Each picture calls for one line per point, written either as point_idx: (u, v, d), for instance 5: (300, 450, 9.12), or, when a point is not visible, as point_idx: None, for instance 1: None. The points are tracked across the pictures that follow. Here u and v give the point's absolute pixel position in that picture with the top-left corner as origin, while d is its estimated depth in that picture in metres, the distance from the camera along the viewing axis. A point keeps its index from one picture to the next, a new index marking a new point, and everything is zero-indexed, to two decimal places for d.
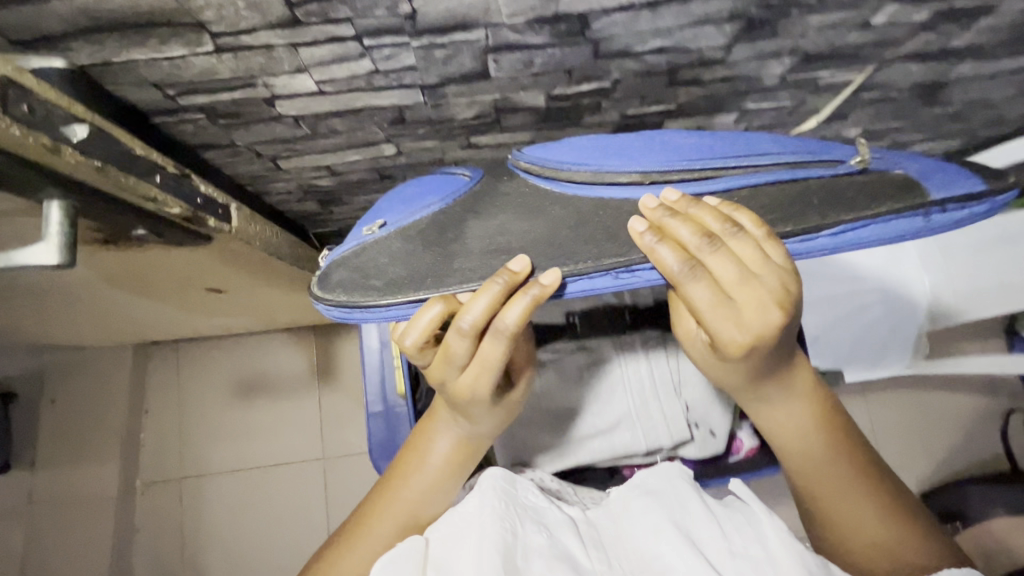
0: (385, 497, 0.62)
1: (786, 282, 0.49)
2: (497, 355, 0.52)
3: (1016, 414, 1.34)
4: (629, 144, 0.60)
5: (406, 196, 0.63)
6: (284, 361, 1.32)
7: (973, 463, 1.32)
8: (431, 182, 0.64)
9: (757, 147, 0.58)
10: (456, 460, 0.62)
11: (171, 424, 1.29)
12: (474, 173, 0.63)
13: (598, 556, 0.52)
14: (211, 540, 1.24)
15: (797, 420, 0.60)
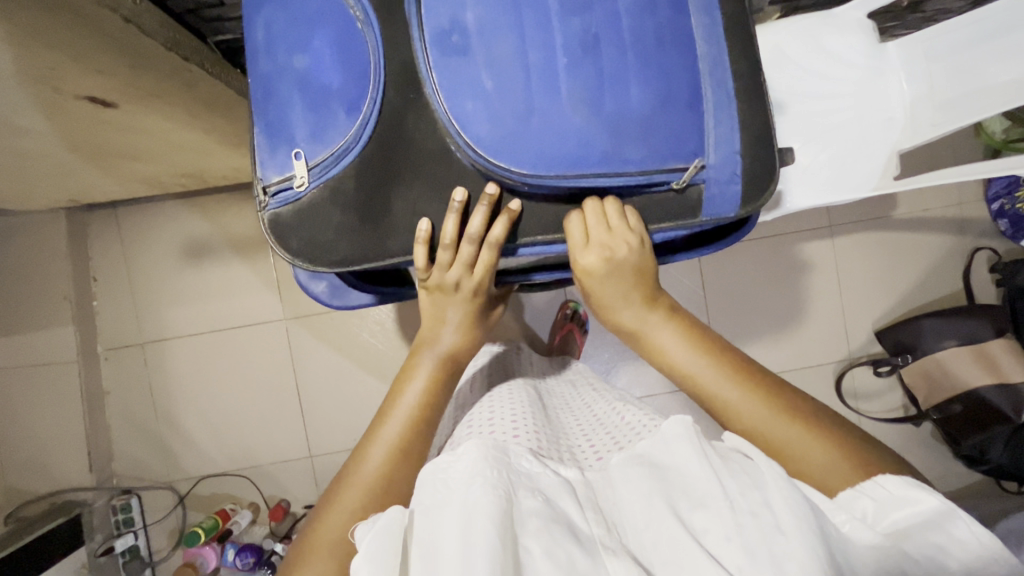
0: (373, 438, 0.58)
1: (622, 244, 0.58)
2: (491, 259, 0.58)
3: (982, 251, 1.33)
4: (523, 84, 0.52)
5: (303, 83, 0.54)
6: (229, 224, 1.25)
7: (930, 301, 1.35)
8: (325, 52, 0.54)
9: (625, 147, 0.54)
10: (437, 391, 0.61)
11: (122, 293, 1.26)
12: (366, 20, 0.53)
13: (595, 516, 0.50)
14: (180, 398, 1.27)
15: (665, 339, 0.62)
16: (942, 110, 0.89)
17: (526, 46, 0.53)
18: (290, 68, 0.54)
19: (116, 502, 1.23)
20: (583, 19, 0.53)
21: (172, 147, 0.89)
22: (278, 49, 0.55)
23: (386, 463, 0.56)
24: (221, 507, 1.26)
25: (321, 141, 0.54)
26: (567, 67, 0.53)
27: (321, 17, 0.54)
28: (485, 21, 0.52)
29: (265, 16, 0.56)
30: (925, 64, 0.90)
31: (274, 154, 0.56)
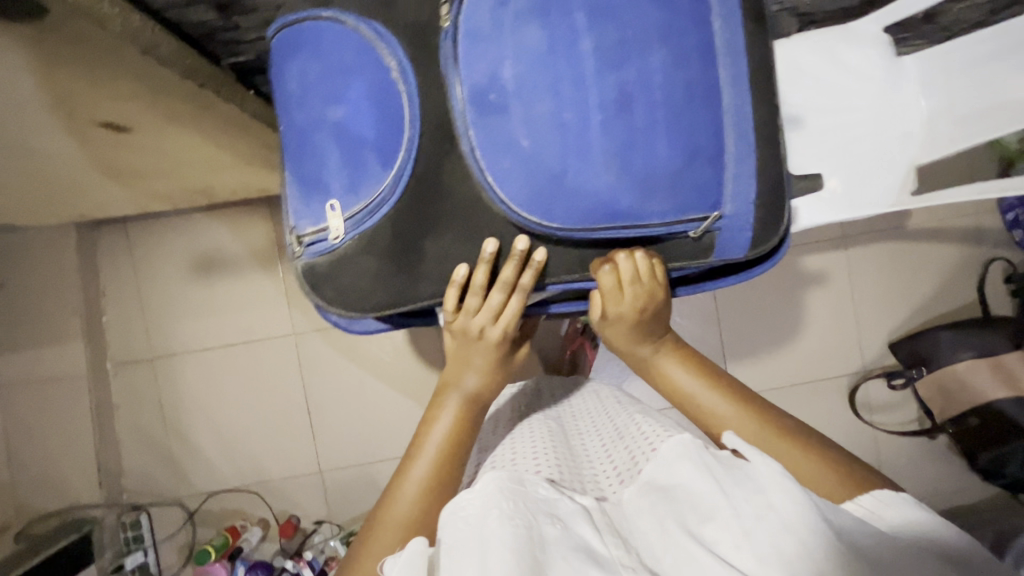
0: (398, 481, 0.57)
1: (651, 292, 0.58)
2: (519, 308, 0.58)
3: (996, 262, 1.32)
4: (558, 142, 0.52)
5: (338, 134, 0.54)
6: (239, 239, 1.24)
7: (945, 312, 1.33)
8: (359, 103, 0.53)
9: (652, 204, 0.54)
10: (464, 432, 0.60)
11: (132, 309, 1.25)
12: (403, 70, 0.53)
13: (614, 540, 0.49)
14: (190, 413, 1.26)
15: (675, 371, 0.63)
16: (962, 125, 0.88)
17: (562, 104, 0.52)
18: (325, 119, 0.53)
19: (126, 518, 1.22)
20: (618, 76, 0.52)
21: (185, 167, 0.89)
22: (312, 99, 0.55)
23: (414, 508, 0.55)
24: (231, 524, 1.25)
25: (356, 193, 0.54)
26: (601, 125, 0.52)
27: (357, 68, 0.53)
28: (523, 78, 0.51)
29: (297, 65, 0.55)
30: (942, 80, 0.89)
31: (309, 204, 0.56)
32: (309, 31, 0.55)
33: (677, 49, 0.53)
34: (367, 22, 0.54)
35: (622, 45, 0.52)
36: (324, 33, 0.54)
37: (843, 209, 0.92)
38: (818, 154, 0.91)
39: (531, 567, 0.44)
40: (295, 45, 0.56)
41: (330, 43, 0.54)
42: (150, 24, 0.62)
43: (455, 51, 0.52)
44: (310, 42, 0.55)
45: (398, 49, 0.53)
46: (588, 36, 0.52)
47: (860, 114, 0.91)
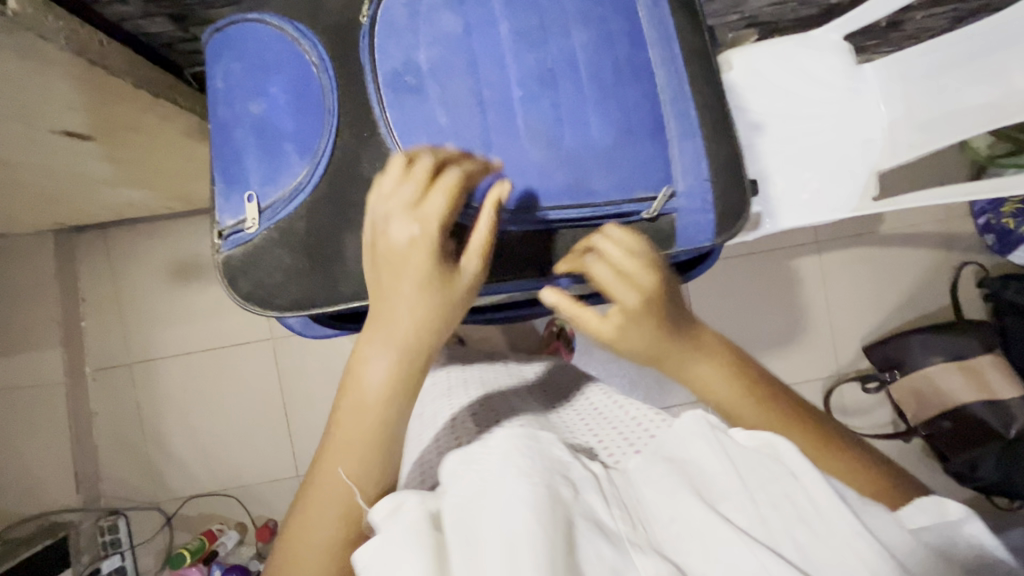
0: (337, 441, 0.51)
1: (652, 263, 0.54)
2: (441, 208, 0.49)
3: (969, 265, 1.33)
4: (479, 119, 0.55)
5: (258, 127, 0.56)
6: None
7: (918, 316, 1.34)
8: (278, 96, 0.56)
9: (591, 180, 0.57)
10: (393, 384, 0.50)
11: (110, 314, 1.26)
12: (322, 66, 0.56)
13: (623, 514, 0.45)
14: (168, 417, 1.27)
15: (711, 377, 0.57)
16: (920, 130, 0.89)
17: (481, 83, 0.56)
18: (246, 113, 0.56)
19: (103, 522, 1.23)
20: (538, 55, 0.56)
21: (153, 175, 0.90)
22: (234, 95, 0.57)
23: (356, 471, 0.50)
24: (209, 528, 1.26)
25: (273, 184, 0.56)
26: (522, 101, 0.56)
27: (278, 63, 0.56)
28: (438, 61, 0.55)
29: (223, 64, 0.58)
30: (901, 86, 0.91)
31: (229, 199, 0.57)
32: (233, 30, 0.57)
33: (601, 30, 0.58)
34: (289, 20, 0.56)
35: (539, 29, 0.57)
36: (247, 33, 0.57)
37: (804, 213, 0.93)
38: (777, 160, 0.93)
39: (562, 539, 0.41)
40: (219, 46, 0.58)
41: (254, 41, 0.57)
42: (100, 39, 0.63)
43: (374, 42, 0.55)
44: (234, 43, 0.57)
45: (318, 44, 0.56)
46: (505, 22, 0.56)
47: (820, 124, 0.93)
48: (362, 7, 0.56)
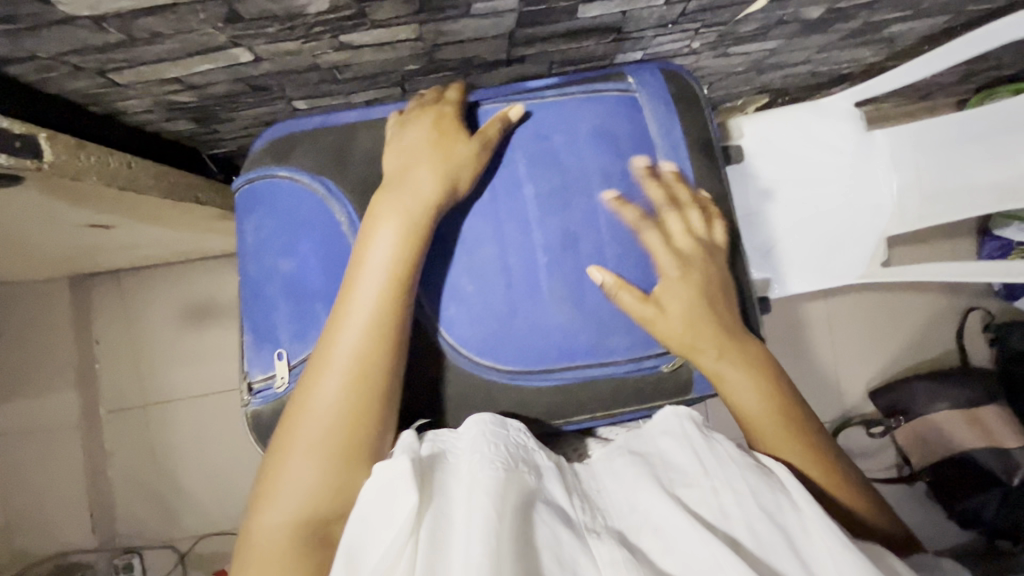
0: (341, 315, 0.50)
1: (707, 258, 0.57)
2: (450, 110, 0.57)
3: (976, 311, 1.34)
4: (505, 284, 0.57)
5: (290, 285, 0.56)
6: (230, 286, 1.27)
7: (925, 360, 1.35)
8: (310, 254, 0.56)
9: (610, 339, 0.59)
10: (409, 246, 0.51)
11: (124, 355, 1.26)
12: (353, 226, 0.56)
13: (582, 504, 0.48)
14: (182, 455, 1.28)
15: (741, 389, 0.54)
16: (928, 201, 0.90)
17: (506, 251, 0.58)
18: (276, 271, 0.56)
19: (119, 561, 1.25)
20: (561, 220, 0.58)
21: (170, 239, 0.90)
22: (264, 251, 0.57)
23: (358, 343, 0.49)
24: (221, 567, 1.27)
25: (304, 340, 0.55)
26: (547, 266, 0.58)
27: (309, 224, 0.56)
28: (467, 229, 0.57)
29: (253, 218, 0.57)
30: (913, 156, 0.91)
31: (258, 353, 0.57)
32: (264, 184, 0.57)
33: (621, 187, 0.59)
34: (318, 178, 0.56)
35: (562, 190, 0.58)
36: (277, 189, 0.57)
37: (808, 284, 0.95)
38: (789, 239, 0.93)
39: (516, 530, 0.43)
40: (250, 200, 0.58)
41: (282, 198, 0.56)
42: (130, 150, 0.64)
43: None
44: (265, 199, 0.57)
45: (349, 206, 0.56)
46: (530, 183, 0.58)
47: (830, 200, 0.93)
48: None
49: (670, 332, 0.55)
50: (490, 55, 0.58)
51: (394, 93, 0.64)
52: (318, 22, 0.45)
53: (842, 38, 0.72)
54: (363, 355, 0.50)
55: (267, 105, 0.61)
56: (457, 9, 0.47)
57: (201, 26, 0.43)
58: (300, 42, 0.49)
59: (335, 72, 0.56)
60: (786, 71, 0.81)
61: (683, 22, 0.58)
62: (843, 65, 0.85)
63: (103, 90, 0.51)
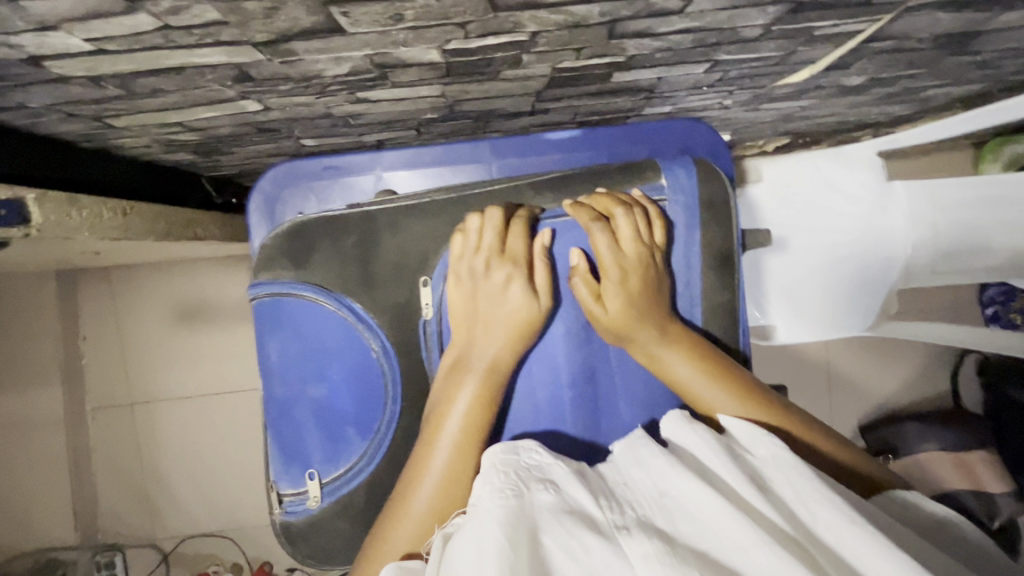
0: (419, 470, 0.44)
1: (650, 256, 0.50)
2: (524, 250, 0.49)
3: (970, 354, 1.34)
4: (531, 424, 0.51)
5: (318, 409, 0.51)
6: (223, 288, 1.24)
7: (917, 400, 1.36)
8: (339, 375, 0.51)
9: None
10: (486, 412, 0.46)
11: (112, 351, 1.23)
12: (383, 350, 0.51)
13: (609, 501, 0.38)
14: (168, 456, 1.26)
15: (684, 370, 0.48)
16: (943, 258, 0.89)
17: (531, 382, 0.51)
18: (302, 395, 0.51)
19: (101, 558, 1.24)
20: (587, 352, 0.52)
21: (162, 253, 0.86)
22: (288, 371, 0.51)
23: (440, 499, 0.43)
24: (204, 569, 1.27)
25: (336, 466, 0.51)
26: (573, 403, 0.52)
27: (338, 348, 0.51)
28: None
29: (276, 338, 0.51)
30: (931, 212, 0.88)
31: (287, 469, 0.52)
32: (286, 298, 0.51)
33: None
34: (344, 299, 0.50)
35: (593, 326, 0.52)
36: (300, 305, 0.51)
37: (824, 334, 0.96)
38: (807, 298, 0.93)
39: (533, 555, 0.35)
40: (268, 313, 0.51)
41: (308, 319, 0.51)
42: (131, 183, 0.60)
43: (437, 337, 0.51)
44: (289, 319, 0.51)
45: (380, 331, 0.51)
46: (560, 320, 0.51)
47: (848, 256, 0.92)
48: (424, 291, 0.51)
49: (608, 312, 0.49)
50: (514, 108, 0.54)
51: (408, 133, 0.61)
52: (335, 83, 0.42)
53: (877, 98, 0.69)
54: (445, 510, 0.43)
55: (274, 142, 0.57)
56: (485, 75, 0.44)
57: (209, 84, 0.40)
58: (313, 97, 0.45)
59: (348, 119, 0.52)
60: (814, 120, 0.78)
61: (719, 86, 0.55)
62: (871, 117, 0.82)
63: (98, 131, 0.48)
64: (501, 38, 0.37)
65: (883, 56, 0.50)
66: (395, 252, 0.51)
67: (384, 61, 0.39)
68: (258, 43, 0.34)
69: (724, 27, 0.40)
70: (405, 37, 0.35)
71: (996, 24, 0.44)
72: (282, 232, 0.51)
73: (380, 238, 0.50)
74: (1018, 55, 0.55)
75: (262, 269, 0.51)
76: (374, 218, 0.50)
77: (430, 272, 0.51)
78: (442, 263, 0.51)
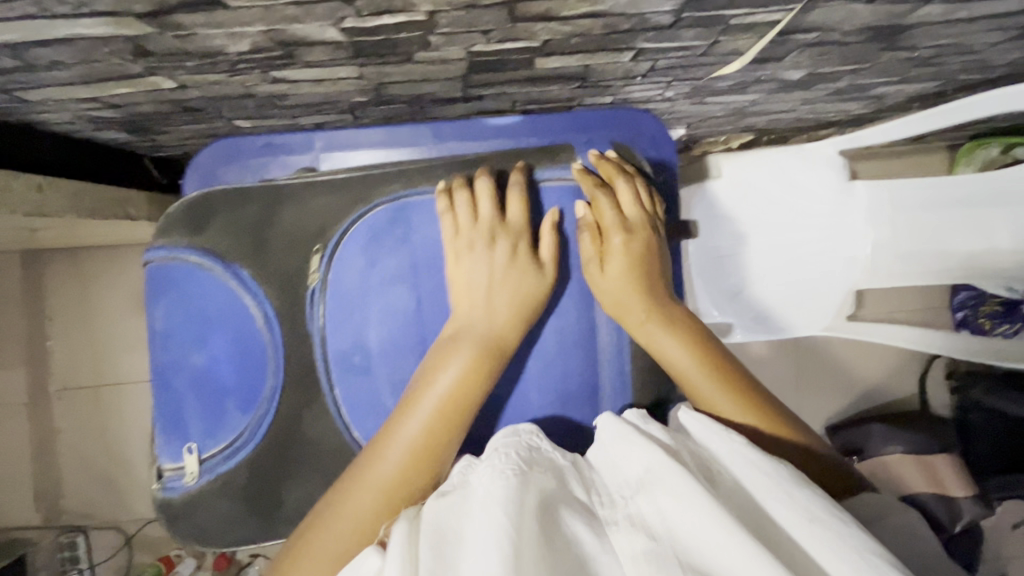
0: (387, 435, 0.44)
1: (651, 225, 0.54)
2: (522, 217, 0.52)
3: (940, 359, 1.33)
4: None
5: (198, 379, 0.51)
6: None
7: (885, 403, 1.35)
8: (221, 347, 0.51)
9: None
10: (475, 385, 0.46)
11: (77, 333, 1.22)
12: (268, 322, 0.50)
13: (603, 498, 0.40)
14: (133, 440, 1.27)
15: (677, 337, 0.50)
16: (903, 259, 0.88)
17: None
18: (184, 366, 0.51)
19: (64, 539, 1.24)
20: None
21: (115, 233, 0.85)
22: (173, 339, 0.51)
23: (405, 464, 0.42)
24: (167, 553, 1.27)
25: (215, 439, 0.51)
26: None
27: (221, 318, 0.50)
28: (390, 342, 0.51)
29: (160, 306, 0.51)
30: (889, 212, 0.86)
31: (168, 439, 0.52)
32: (172, 266, 0.50)
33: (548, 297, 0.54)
34: (234, 268, 0.50)
35: (562, 296, 0.54)
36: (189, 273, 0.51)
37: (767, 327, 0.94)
38: (746, 291, 0.93)
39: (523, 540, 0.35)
40: (156, 280, 0.51)
41: (191, 287, 0.50)
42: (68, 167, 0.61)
43: (327, 308, 0.51)
44: (175, 288, 0.50)
45: (265, 302, 0.50)
46: None
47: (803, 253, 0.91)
48: (312, 259, 0.51)
49: (609, 270, 0.52)
50: (443, 93, 0.54)
51: (344, 117, 0.60)
52: (241, 60, 0.41)
53: (827, 94, 0.68)
54: (412, 478, 0.42)
55: (204, 121, 0.56)
56: (398, 57, 0.43)
57: (108, 57, 0.39)
58: (227, 76, 0.45)
59: (273, 100, 0.52)
60: (772, 116, 0.77)
61: (652, 76, 0.54)
62: (831, 115, 0.82)
63: (13, 106, 0.47)
64: (399, 18, 0.36)
65: (814, 49, 0.49)
66: (293, 224, 0.51)
67: (283, 40, 0.38)
68: (139, 17, 0.34)
69: (631, 13, 0.39)
70: (296, 16, 0.35)
71: (917, 17, 0.44)
72: (187, 203, 0.51)
73: (280, 207, 0.51)
74: (956, 53, 0.54)
75: (160, 236, 0.50)
76: (278, 189, 0.51)
77: (324, 242, 0.51)
78: (337, 236, 0.51)
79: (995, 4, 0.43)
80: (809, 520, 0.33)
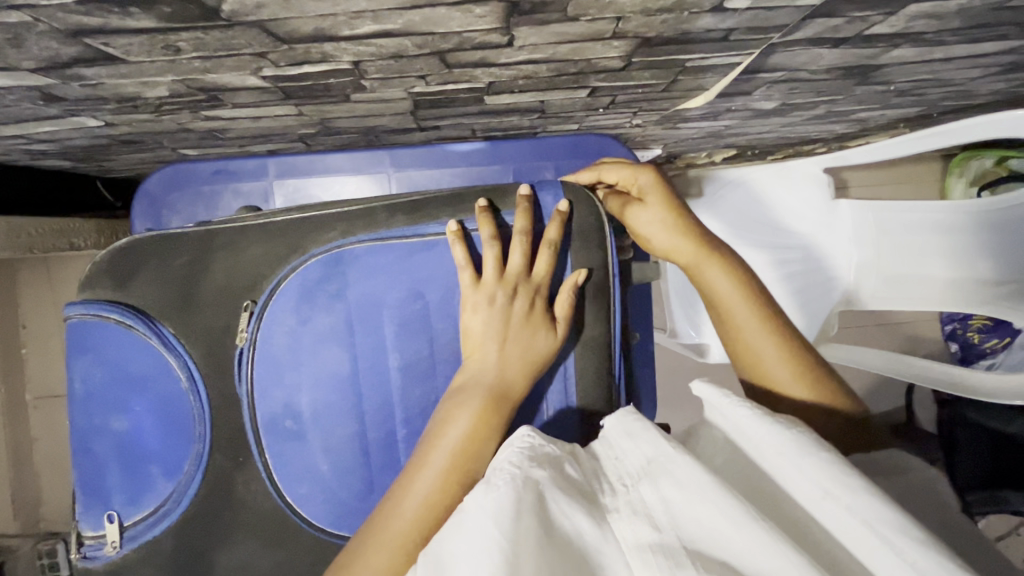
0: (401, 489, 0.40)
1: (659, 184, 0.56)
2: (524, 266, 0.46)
3: None
4: (364, 466, 0.48)
5: (119, 445, 0.49)
6: None
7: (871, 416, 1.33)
8: (142, 411, 0.48)
9: None
10: (486, 438, 0.42)
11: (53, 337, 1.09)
12: (193, 384, 0.48)
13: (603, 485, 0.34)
14: None
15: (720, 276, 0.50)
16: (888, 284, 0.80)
17: (364, 424, 0.48)
18: (105, 430, 0.48)
19: (44, 546, 1.07)
20: (424, 388, 0.48)
21: None
22: (92, 403, 0.49)
23: (420, 521, 0.39)
24: None
25: (137, 507, 0.49)
26: (407, 441, 0.48)
27: (144, 379, 0.48)
28: (323, 407, 0.48)
29: (81, 365, 0.49)
30: (872, 234, 0.80)
31: (89, 505, 0.50)
32: (92, 323, 0.49)
33: None
34: (159, 326, 0.48)
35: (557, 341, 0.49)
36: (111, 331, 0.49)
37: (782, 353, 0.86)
38: None
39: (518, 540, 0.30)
40: (77, 338, 0.49)
41: (112, 349, 0.48)
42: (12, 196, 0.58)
43: (257, 367, 0.48)
44: (93, 348, 0.48)
45: (191, 362, 0.48)
46: (395, 352, 0.48)
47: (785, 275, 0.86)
48: (242, 317, 0.48)
49: (656, 205, 0.51)
50: (396, 125, 0.51)
51: (297, 145, 0.58)
52: (164, 103, 0.39)
53: (808, 117, 0.65)
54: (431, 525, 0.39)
55: (146, 151, 0.54)
56: (335, 98, 0.41)
57: (18, 103, 0.37)
58: (156, 114, 0.42)
59: (213, 133, 0.49)
60: (754, 135, 0.74)
61: (614, 109, 0.51)
62: (816, 134, 0.79)
63: None
64: (326, 65, 0.34)
65: (781, 85, 0.47)
66: (226, 278, 0.48)
67: (204, 84, 0.35)
68: (33, 68, 0.31)
69: (577, 58, 0.36)
70: (207, 64, 0.32)
71: (887, 58, 0.41)
72: (111, 251, 0.49)
73: (211, 259, 0.48)
74: (937, 84, 0.52)
75: (82, 290, 0.49)
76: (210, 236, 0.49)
77: (256, 298, 0.48)
78: (271, 289, 0.48)
79: (968, 47, 0.40)
80: (820, 495, 0.29)
